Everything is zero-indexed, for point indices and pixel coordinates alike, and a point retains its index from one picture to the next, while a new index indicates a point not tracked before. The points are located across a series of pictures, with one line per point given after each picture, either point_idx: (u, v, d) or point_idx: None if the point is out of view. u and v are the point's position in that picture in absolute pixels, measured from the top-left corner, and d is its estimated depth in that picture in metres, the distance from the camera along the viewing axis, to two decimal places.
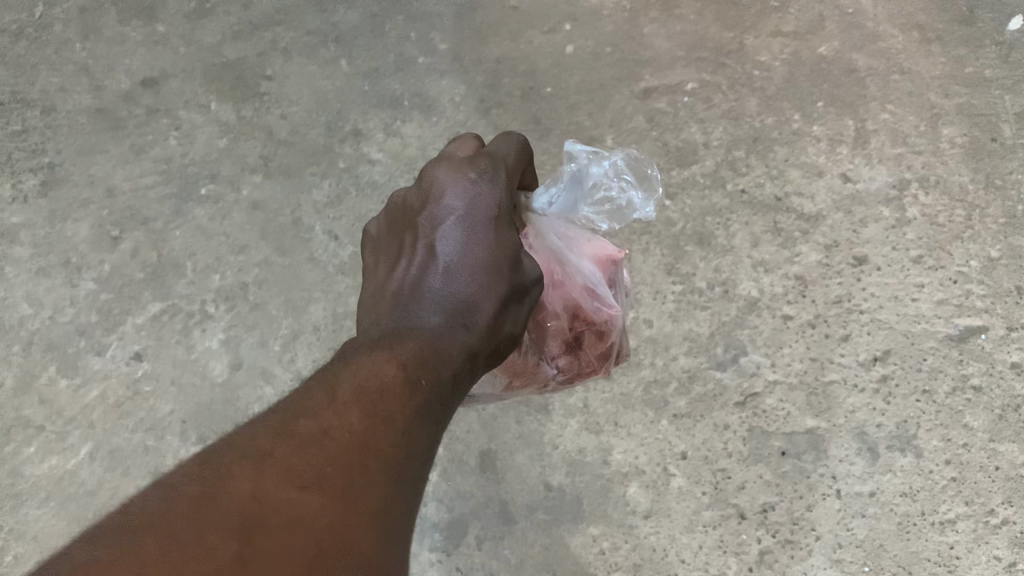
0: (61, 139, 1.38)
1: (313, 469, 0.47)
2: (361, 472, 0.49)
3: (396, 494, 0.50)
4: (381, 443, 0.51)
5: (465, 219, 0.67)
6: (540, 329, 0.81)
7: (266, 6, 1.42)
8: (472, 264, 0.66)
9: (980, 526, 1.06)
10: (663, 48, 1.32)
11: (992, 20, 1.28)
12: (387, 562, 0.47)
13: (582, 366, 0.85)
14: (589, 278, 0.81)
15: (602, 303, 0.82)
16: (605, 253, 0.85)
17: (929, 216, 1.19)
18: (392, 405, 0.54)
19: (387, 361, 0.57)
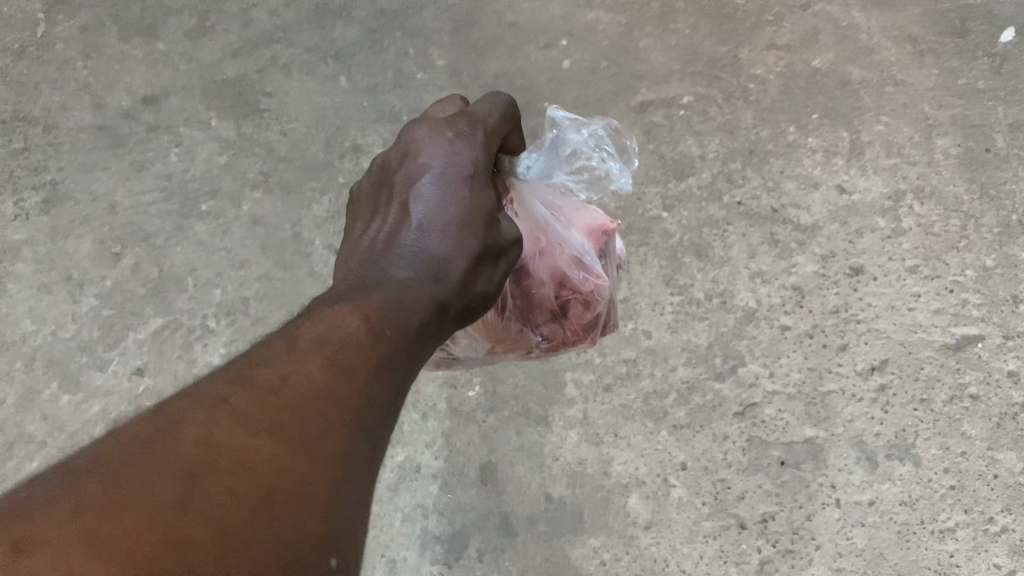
0: (63, 156, 1.39)
1: (273, 417, 0.45)
2: (327, 421, 0.47)
3: (357, 443, 0.48)
4: (341, 392, 0.49)
5: (446, 173, 0.65)
6: (523, 295, 0.82)
7: (265, 24, 1.43)
8: (453, 218, 0.63)
9: (979, 534, 1.06)
10: (659, 62, 1.33)
11: (984, 33, 1.29)
12: (342, 510, 0.45)
13: (565, 334, 0.85)
14: (576, 248, 0.81)
15: (589, 275, 0.81)
16: (595, 222, 0.85)
17: (924, 226, 1.20)
18: (363, 357, 0.52)
19: (361, 312, 0.55)
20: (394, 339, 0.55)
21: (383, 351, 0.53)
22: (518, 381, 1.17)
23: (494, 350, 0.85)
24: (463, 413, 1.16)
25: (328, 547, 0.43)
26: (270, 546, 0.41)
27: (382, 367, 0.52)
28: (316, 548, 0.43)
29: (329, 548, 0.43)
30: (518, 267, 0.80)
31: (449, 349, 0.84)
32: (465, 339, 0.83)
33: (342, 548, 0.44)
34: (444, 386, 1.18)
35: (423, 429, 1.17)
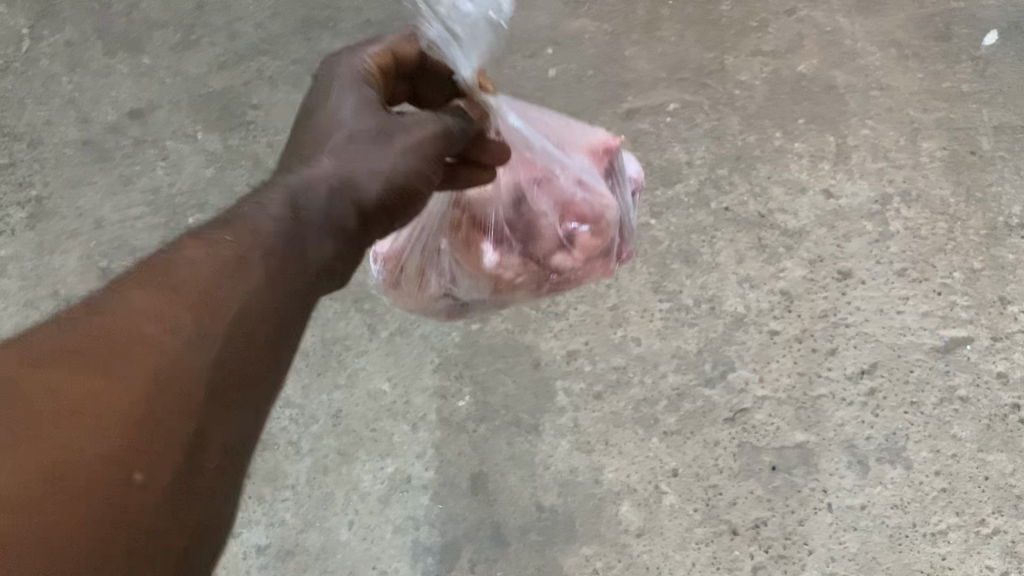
0: (49, 172, 1.38)
1: (75, 358, 0.45)
2: (142, 344, 0.47)
3: (214, 349, 0.49)
4: (195, 305, 0.50)
5: (334, 99, 0.70)
6: (524, 226, 0.79)
7: (251, 37, 1.42)
8: (338, 131, 0.68)
9: (971, 536, 1.05)
10: (645, 70, 1.34)
11: (969, 36, 1.31)
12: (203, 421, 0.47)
13: (576, 270, 0.80)
14: (573, 169, 0.79)
15: (590, 193, 0.78)
16: (596, 144, 0.83)
17: (911, 230, 1.20)
18: (200, 273, 0.51)
19: (209, 231, 0.55)
20: (254, 249, 0.54)
21: (234, 264, 0.53)
22: (508, 391, 1.17)
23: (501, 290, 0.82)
24: (453, 424, 1.16)
25: (130, 467, 0.43)
26: (66, 482, 0.41)
27: (225, 277, 0.52)
28: (117, 471, 0.42)
29: (134, 466, 0.43)
30: (517, 197, 0.79)
31: (455, 291, 0.85)
32: (466, 278, 0.82)
33: (156, 464, 0.44)
34: (434, 396, 1.18)
35: (414, 440, 1.16)
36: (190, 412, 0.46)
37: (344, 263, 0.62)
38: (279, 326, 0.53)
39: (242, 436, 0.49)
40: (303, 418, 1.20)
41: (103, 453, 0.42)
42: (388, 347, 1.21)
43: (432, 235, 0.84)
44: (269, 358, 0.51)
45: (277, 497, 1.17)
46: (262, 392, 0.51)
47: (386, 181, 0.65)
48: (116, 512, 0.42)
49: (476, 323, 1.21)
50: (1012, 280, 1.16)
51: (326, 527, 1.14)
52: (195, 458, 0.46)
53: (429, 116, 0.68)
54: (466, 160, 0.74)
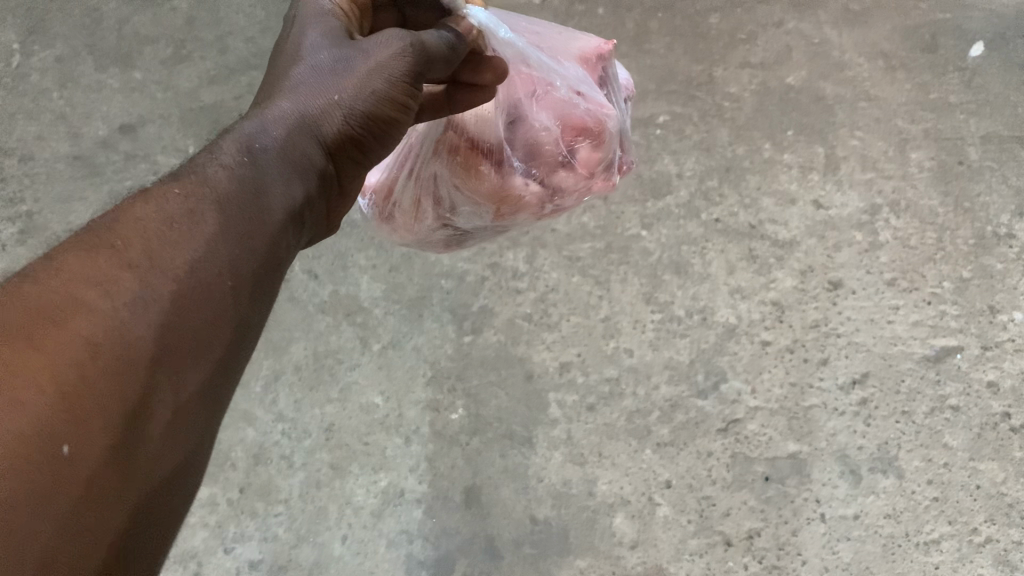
0: (39, 187, 1.37)
1: (4, 326, 0.43)
2: (79, 309, 0.45)
3: (163, 311, 0.48)
4: (146, 263, 0.49)
5: (296, 35, 0.67)
6: (525, 145, 0.76)
7: (242, 51, 1.44)
8: (299, 66, 0.64)
9: (963, 545, 1.06)
10: (634, 82, 1.35)
11: (955, 47, 1.33)
12: (151, 387, 0.46)
13: (580, 186, 0.77)
14: (569, 80, 0.76)
15: (590, 103, 0.75)
16: (589, 51, 0.80)
17: (900, 239, 1.21)
18: (145, 233, 0.50)
19: (155, 189, 0.54)
20: (204, 205, 0.54)
21: (182, 224, 0.52)
22: (501, 403, 1.17)
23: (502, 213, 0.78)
24: (446, 436, 1.16)
25: (61, 438, 0.41)
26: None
27: (170, 238, 0.51)
28: (45, 442, 0.41)
29: (63, 439, 0.41)
30: (514, 114, 0.76)
31: (454, 220, 0.80)
32: (467, 204, 0.77)
33: (88, 436, 0.42)
34: (427, 409, 1.18)
35: (407, 453, 1.16)
36: (131, 380, 0.45)
37: (311, 210, 0.61)
38: (233, 286, 0.52)
39: (182, 409, 0.49)
40: (296, 432, 1.18)
41: (28, 424, 0.40)
42: (380, 359, 1.21)
43: (425, 161, 0.78)
44: (220, 323, 0.51)
45: (270, 512, 1.15)
46: (210, 360, 0.50)
47: (352, 112, 0.62)
48: (44, 485, 0.40)
49: (468, 334, 1.22)
50: (1001, 289, 1.17)
51: (319, 542, 1.12)
52: (130, 431, 0.45)
53: (396, 34, 0.63)
54: (462, 82, 0.71)
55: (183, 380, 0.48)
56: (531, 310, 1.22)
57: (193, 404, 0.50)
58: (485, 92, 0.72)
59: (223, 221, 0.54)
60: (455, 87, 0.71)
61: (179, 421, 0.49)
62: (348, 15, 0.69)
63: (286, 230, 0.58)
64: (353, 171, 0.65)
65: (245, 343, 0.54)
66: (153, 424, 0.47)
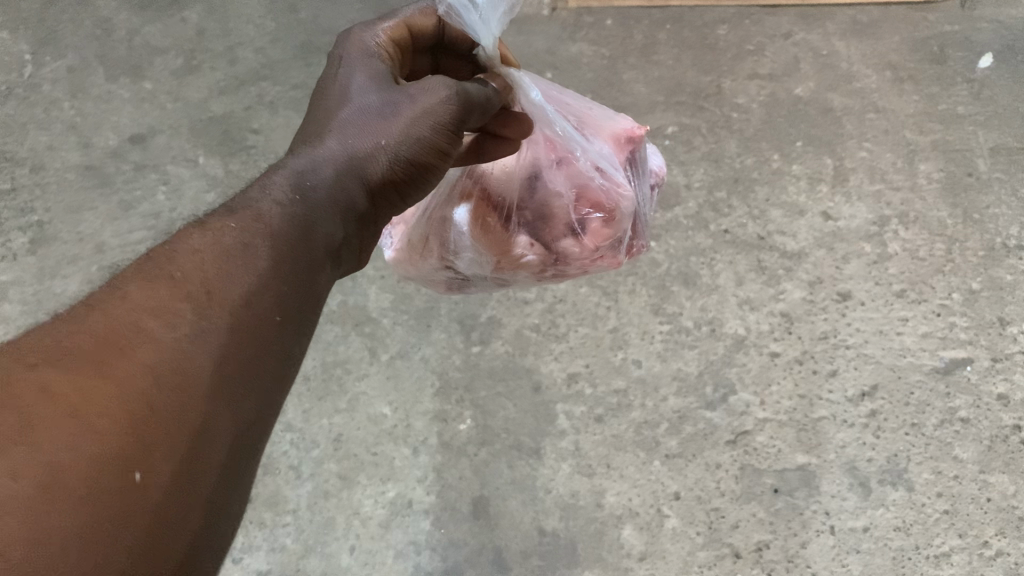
0: (49, 197, 1.38)
1: (73, 357, 0.44)
2: (142, 340, 0.45)
3: (225, 344, 0.47)
4: (208, 296, 0.49)
5: (343, 76, 0.67)
6: (538, 206, 0.76)
7: (252, 63, 1.45)
8: (345, 106, 0.64)
9: (975, 558, 1.05)
10: (642, 94, 1.35)
11: (962, 59, 1.33)
12: (215, 418, 0.45)
13: (586, 257, 0.76)
14: (593, 154, 0.76)
15: (608, 181, 0.75)
16: (621, 131, 0.80)
17: (910, 250, 1.21)
18: (202, 267, 0.50)
19: (212, 221, 0.54)
20: (258, 239, 0.53)
21: (237, 257, 0.51)
22: (509, 414, 1.17)
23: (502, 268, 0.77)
24: (454, 447, 1.16)
25: (134, 463, 0.41)
26: (68, 475, 0.39)
27: (225, 270, 0.50)
28: (120, 465, 0.41)
29: (137, 462, 0.41)
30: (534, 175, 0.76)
31: (456, 263, 0.79)
32: (470, 250, 0.77)
33: (157, 460, 0.42)
34: (435, 420, 1.18)
35: (415, 464, 1.15)
36: (195, 407, 0.45)
37: (348, 249, 0.60)
38: (281, 320, 0.51)
39: (241, 437, 0.47)
40: (304, 442, 1.18)
41: (103, 450, 0.41)
42: (389, 370, 1.21)
43: (439, 203, 0.78)
44: (269, 354, 0.50)
45: (278, 523, 1.15)
46: (261, 389, 0.49)
47: (395, 157, 0.61)
48: (120, 510, 0.40)
49: (477, 344, 1.22)
50: (1010, 301, 1.17)
51: (326, 553, 1.12)
52: (193, 463, 0.44)
53: (442, 79, 0.62)
54: (489, 133, 0.73)
55: (241, 416, 0.47)
56: (539, 321, 1.22)
57: (248, 433, 0.48)
58: (512, 146, 0.74)
59: (276, 257, 0.53)
60: (483, 137, 0.73)
61: (240, 445, 0.47)
62: (391, 55, 0.70)
63: (328, 268, 0.57)
64: (388, 210, 0.64)
65: (288, 376, 0.52)
66: (217, 449, 0.45)
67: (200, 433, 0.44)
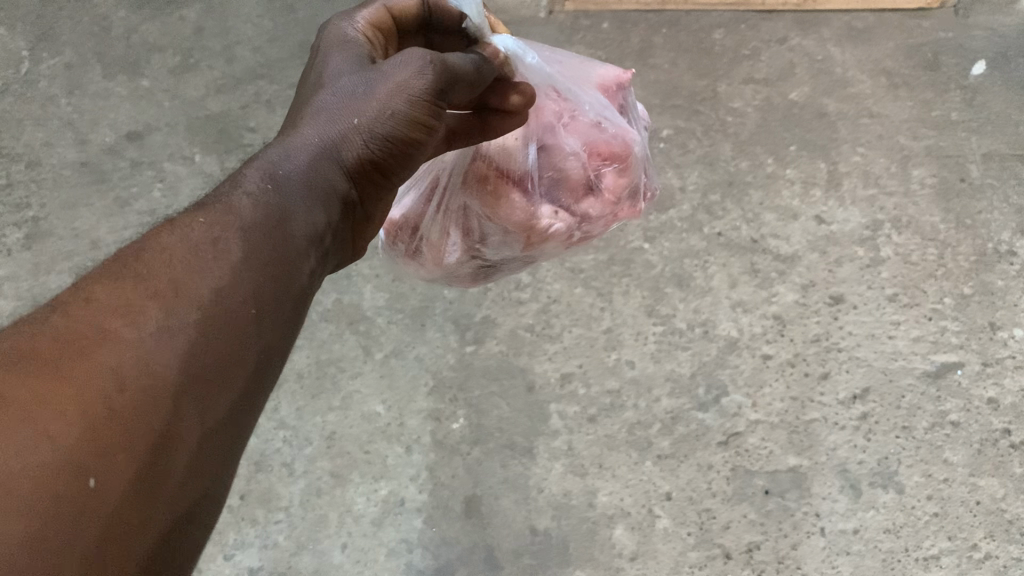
0: (45, 193, 1.38)
1: (30, 359, 0.43)
2: (105, 339, 0.45)
3: (192, 341, 0.47)
4: (175, 292, 0.48)
5: (322, 66, 0.67)
6: (552, 170, 0.76)
7: (249, 61, 1.45)
8: (325, 95, 0.64)
9: (963, 561, 1.05)
10: (638, 97, 1.36)
11: (956, 66, 1.34)
12: (181, 416, 0.45)
13: (608, 212, 0.79)
14: (595, 106, 0.78)
15: (617, 130, 0.77)
16: (609, 79, 0.82)
17: (902, 255, 1.22)
18: (170, 261, 0.50)
19: (181, 218, 0.54)
20: (229, 232, 0.53)
21: (207, 251, 0.51)
22: (503, 413, 1.17)
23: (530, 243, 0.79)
24: (447, 446, 1.16)
25: (87, 472, 0.41)
26: (13, 484, 0.39)
27: (194, 265, 0.50)
28: (74, 473, 0.41)
29: (91, 470, 0.41)
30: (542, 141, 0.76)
31: (485, 251, 0.80)
32: (497, 233, 0.78)
33: (113, 467, 0.42)
34: (428, 419, 1.18)
35: (408, 462, 1.16)
36: (159, 407, 0.44)
37: (334, 236, 0.60)
38: (256, 311, 0.51)
39: (214, 429, 0.48)
40: (297, 440, 1.19)
41: (57, 459, 0.40)
42: (383, 368, 1.22)
43: (453, 193, 0.78)
44: (244, 348, 0.50)
45: (271, 520, 1.15)
46: (235, 385, 0.49)
47: (371, 135, 0.62)
48: (72, 517, 0.40)
49: (471, 344, 1.22)
50: (1002, 305, 1.18)
51: (318, 550, 1.12)
52: (156, 462, 0.44)
53: (419, 52, 0.63)
54: (490, 107, 0.71)
55: (211, 412, 0.47)
56: (533, 321, 1.22)
57: (221, 429, 0.48)
58: (513, 118, 0.71)
59: (250, 248, 0.53)
60: (484, 111, 0.71)
61: (212, 438, 0.48)
62: (372, 41, 0.71)
63: (309, 254, 0.56)
64: (375, 195, 0.64)
65: (270, 366, 0.52)
66: (184, 450, 0.45)
67: (164, 433, 0.44)
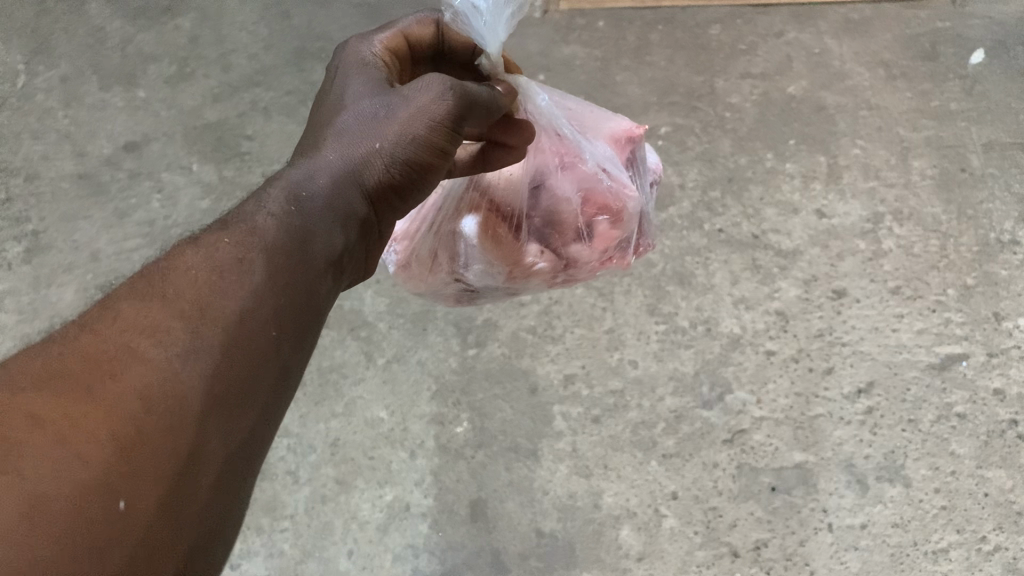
0: (44, 206, 1.38)
1: (63, 377, 0.44)
2: (133, 361, 0.45)
3: (219, 365, 0.47)
4: (202, 314, 0.48)
5: (340, 84, 0.68)
6: (544, 212, 0.77)
7: (245, 69, 1.45)
8: (344, 115, 0.64)
9: (972, 554, 1.05)
10: (635, 94, 1.36)
11: (955, 55, 1.33)
12: (207, 442, 0.46)
13: (595, 259, 0.78)
14: (598, 156, 0.76)
15: (615, 183, 0.76)
16: (620, 131, 0.81)
17: (905, 247, 1.21)
18: (195, 283, 0.50)
19: (205, 238, 0.54)
20: (253, 254, 0.53)
21: (231, 274, 0.51)
22: (506, 416, 1.17)
23: (513, 277, 0.78)
24: (451, 450, 1.16)
25: (118, 493, 0.41)
26: (49, 502, 0.39)
27: (218, 287, 0.50)
28: (103, 493, 0.40)
29: (120, 491, 0.41)
30: (539, 181, 0.77)
31: (467, 277, 0.79)
32: (480, 262, 0.77)
33: (142, 487, 0.42)
34: (432, 423, 1.18)
35: (412, 467, 1.15)
36: (186, 429, 0.44)
37: (351, 258, 0.60)
38: (277, 335, 0.51)
39: (236, 455, 0.48)
40: (301, 447, 1.18)
41: (89, 477, 0.40)
42: (385, 374, 1.22)
43: (446, 217, 0.78)
44: (265, 374, 0.50)
45: (276, 528, 1.14)
46: (253, 415, 0.49)
47: (392, 157, 0.62)
48: (102, 540, 0.40)
49: (473, 347, 1.22)
50: (1005, 296, 1.17)
51: (325, 558, 1.12)
52: (183, 484, 0.44)
53: (438, 78, 0.63)
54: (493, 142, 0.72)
55: (235, 439, 0.48)
56: (534, 323, 1.22)
57: (241, 455, 0.48)
58: (514, 153, 0.73)
59: (271, 272, 0.52)
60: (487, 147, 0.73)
61: (235, 463, 0.48)
62: (388, 64, 0.71)
63: (326, 276, 0.56)
64: (390, 216, 0.64)
65: (284, 396, 0.52)
66: (207, 475, 0.46)
67: (191, 455, 0.44)
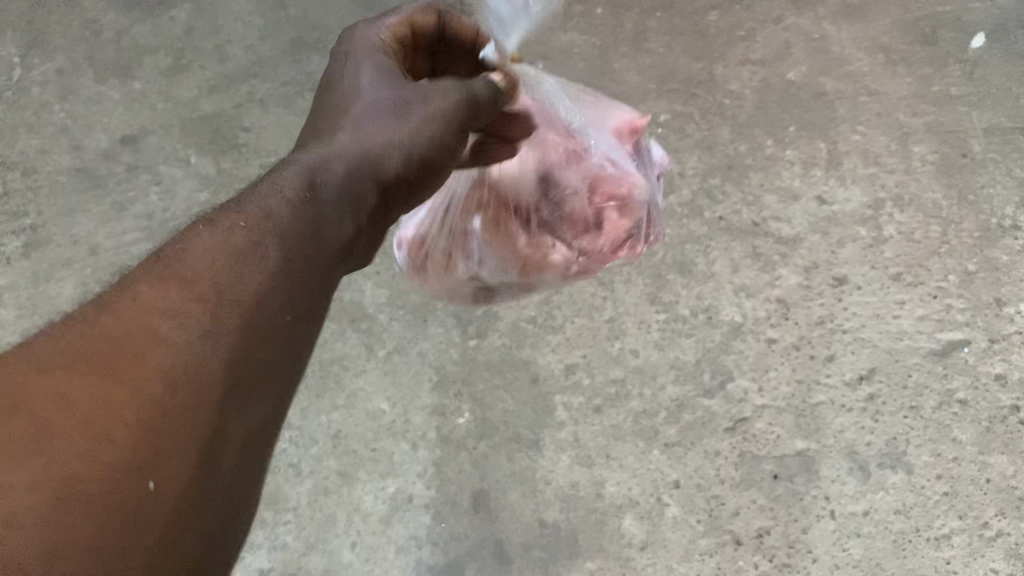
0: (42, 200, 1.37)
1: (90, 360, 0.47)
2: (156, 344, 0.49)
3: (236, 346, 0.51)
4: (219, 298, 0.52)
5: (348, 73, 0.71)
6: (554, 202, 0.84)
7: (241, 60, 1.45)
8: (353, 105, 0.68)
9: (975, 539, 1.05)
10: (634, 82, 1.35)
11: (955, 39, 1.33)
12: (228, 418, 0.49)
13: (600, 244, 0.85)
14: (603, 149, 0.83)
15: (621, 174, 0.82)
16: (625, 122, 0.86)
17: (905, 233, 1.21)
18: (213, 267, 0.53)
19: (220, 220, 0.56)
20: (268, 239, 0.56)
21: (248, 259, 0.54)
22: (507, 406, 1.17)
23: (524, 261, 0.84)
24: (453, 441, 1.16)
25: (146, 473, 0.45)
26: (82, 486, 0.43)
27: (235, 271, 0.53)
28: (132, 474, 0.45)
29: (148, 471, 0.45)
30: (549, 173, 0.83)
31: None
32: None
33: (167, 464, 0.46)
34: (433, 414, 1.18)
35: (414, 459, 1.16)
36: (207, 407, 0.48)
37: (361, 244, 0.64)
38: (292, 318, 0.55)
39: (256, 428, 0.51)
40: (302, 440, 1.18)
41: (117, 460, 0.45)
42: (386, 365, 1.21)
43: None
44: (281, 353, 0.53)
45: (279, 520, 1.15)
46: (270, 390, 0.52)
47: (399, 148, 0.65)
48: (133, 516, 0.44)
49: (473, 338, 1.21)
50: (1006, 281, 1.17)
51: (328, 550, 1.12)
52: (208, 459, 0.48)
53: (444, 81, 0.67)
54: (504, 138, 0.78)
55: (255, 413, 0.51)
56: (535, 313, 1.21)
57: (262, 430, 0.52)
58: None
59: (286, 258, 0.56)
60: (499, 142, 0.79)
61: (257, 435, 0.51)
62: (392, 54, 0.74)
63: (337, 262, 0.60)
64: (399, 203, 0.68)
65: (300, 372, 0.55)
66: (229, 449, 0.49)
67: (213, 430, 0.48)
